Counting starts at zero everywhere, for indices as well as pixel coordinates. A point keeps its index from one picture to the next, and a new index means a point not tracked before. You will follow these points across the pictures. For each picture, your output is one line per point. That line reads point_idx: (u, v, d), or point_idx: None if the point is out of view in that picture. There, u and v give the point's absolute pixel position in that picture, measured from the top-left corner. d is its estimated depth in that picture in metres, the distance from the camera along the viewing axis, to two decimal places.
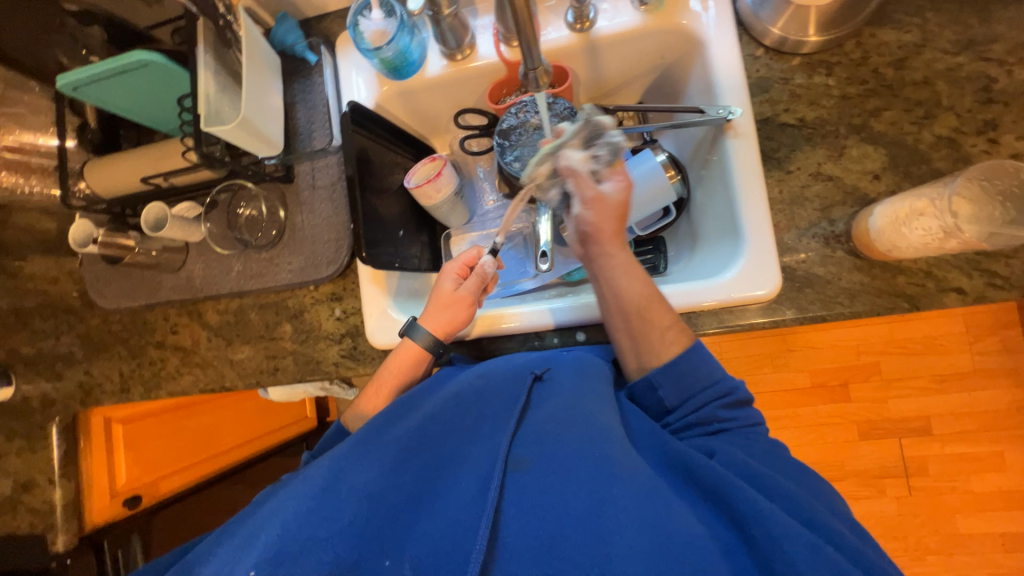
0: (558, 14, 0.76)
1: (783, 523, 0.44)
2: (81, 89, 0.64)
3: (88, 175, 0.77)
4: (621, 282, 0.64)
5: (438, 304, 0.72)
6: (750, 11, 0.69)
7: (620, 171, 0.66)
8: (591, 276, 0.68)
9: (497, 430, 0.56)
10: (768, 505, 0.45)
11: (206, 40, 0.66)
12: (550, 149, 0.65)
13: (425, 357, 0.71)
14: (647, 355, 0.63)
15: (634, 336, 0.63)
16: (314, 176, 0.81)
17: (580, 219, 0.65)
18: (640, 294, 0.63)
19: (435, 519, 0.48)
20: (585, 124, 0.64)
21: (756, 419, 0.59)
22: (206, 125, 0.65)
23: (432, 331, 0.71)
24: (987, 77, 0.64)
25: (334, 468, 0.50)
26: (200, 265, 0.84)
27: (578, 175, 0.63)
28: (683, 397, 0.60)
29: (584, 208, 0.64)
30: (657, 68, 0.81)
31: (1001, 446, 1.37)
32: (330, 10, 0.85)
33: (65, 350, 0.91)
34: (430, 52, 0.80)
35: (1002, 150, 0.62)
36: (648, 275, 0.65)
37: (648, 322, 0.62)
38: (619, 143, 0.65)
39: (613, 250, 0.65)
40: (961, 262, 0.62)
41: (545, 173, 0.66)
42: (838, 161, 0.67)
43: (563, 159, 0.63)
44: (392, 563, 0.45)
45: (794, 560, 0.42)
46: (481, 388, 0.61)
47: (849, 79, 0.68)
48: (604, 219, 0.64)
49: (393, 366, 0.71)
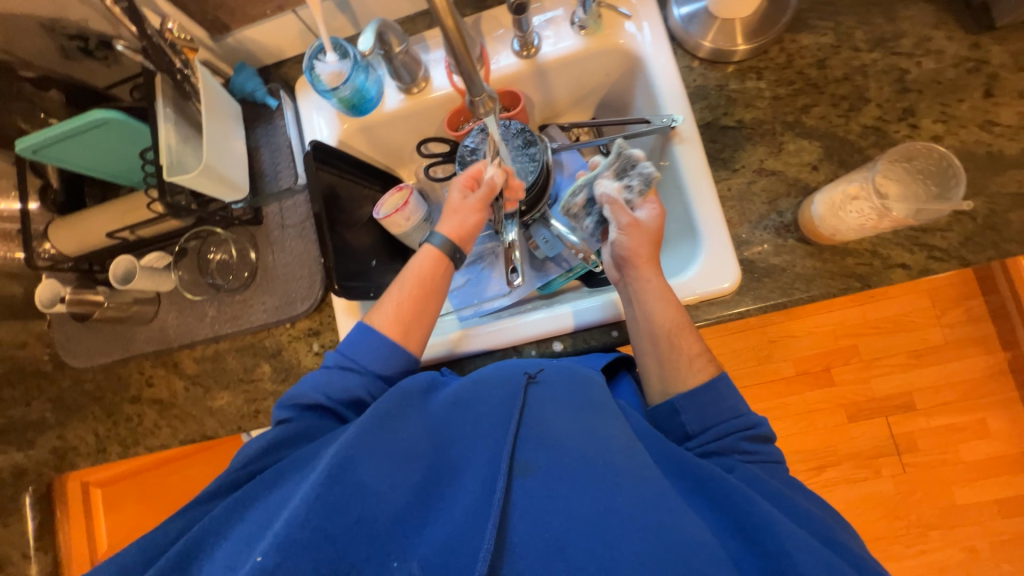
0: (505, 43, 0.80)
1: (796, 537, 0.46)
2: (41, 151, 0.65)
3: (54, 235, 0.77)
4: (653, 307, 0.66)
5: (455, 218, 0.73)
6: (679, 27, 0.75)
7: (654, 198, 0.71)
8: (626, 300, 0.71)
9: (498, 428, 0.55)
10: (779, 517, 0.48)
11: (165, 94, 0.68)
12: (588, 181, 0.75)
13: (447, 263, 0.71)
14: (673, 381, 0.64)
15: (663, 362, 0.65)
16: (282, 215, 0.83)
17: (618, 243, 0.69)
18: (672, 320, 0.65)
19: (441, 522, 0.48)
20: (618, 157, 0.72)
21: (776, 456, 0.60)
22: (168, 175, 0.66)
23: (450, 236, 0.72)
24: (900, 70, 0.70)
25: (341, 455, 0.48)
26: (173, 314, 0.84)
27: (614, 203, 0.69)
28: (705, 424, 0.61)
29: (620, 233, 0.69)
30: (604, 85, 0.86)
31: (983, 413, 1.41)
32: (287, 56, 0.88)
33: (36, 416, 0.88)
34: (386, 88, 0.84)
35: (923, 133, 0.68)
36: (679, 302, 0.67)
37: (678, 351, 0.65)
38: (651, 172, 0.69)
39: (650, 273, 0.67)
40: (902, 239, 0.66)
41: (581, 202, 0.75)
42: (778, 156, 0.71)
43: (598, 188, 0.72)
44: (400, 564, 0.44)
45: (800, 564, 0.44)
46: (479, 391, 0.60)
47: (778, 81, 0.73)
48: (640, 243, 0.68)
49: (416, 271, 0.70)
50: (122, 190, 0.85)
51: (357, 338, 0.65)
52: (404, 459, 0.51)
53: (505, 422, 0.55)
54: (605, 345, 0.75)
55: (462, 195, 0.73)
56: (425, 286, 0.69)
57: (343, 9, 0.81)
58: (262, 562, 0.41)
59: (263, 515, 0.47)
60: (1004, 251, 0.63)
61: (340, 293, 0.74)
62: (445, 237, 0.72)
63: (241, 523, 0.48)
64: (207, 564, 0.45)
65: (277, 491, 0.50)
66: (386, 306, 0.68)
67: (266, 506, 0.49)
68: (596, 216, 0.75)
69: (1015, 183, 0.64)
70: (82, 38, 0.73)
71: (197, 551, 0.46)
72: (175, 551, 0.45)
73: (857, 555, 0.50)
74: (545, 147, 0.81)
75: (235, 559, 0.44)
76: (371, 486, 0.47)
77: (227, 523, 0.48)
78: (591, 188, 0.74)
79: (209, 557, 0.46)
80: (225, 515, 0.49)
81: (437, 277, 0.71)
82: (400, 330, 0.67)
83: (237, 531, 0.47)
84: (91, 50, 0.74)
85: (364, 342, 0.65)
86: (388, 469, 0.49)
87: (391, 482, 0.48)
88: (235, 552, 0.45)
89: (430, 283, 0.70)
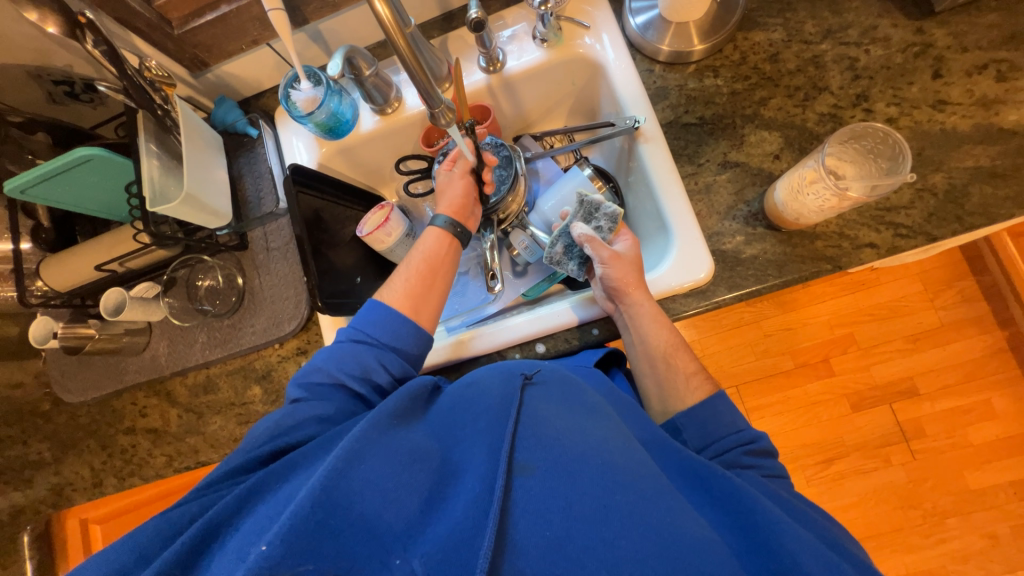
0: (471, 60, 0.83)
1: (801, 538, 0.47)
2: (29, 190, 0.66)
3: (44, 273, 0.79)
4: (648, 329, 0.68)
5: (446, 200, 0.78)
6: (636, 35, 0.78)
7: (625, 232, 0.75)
8: (622, 325, 0.71)
9: (496, 426, 0.54)
10: (783, 516, 0.48)
11: (147, 130, 0.72)
12: (562, 231, 0.76)
13: (454, 242, 0.77)
14: (673, 400, 0.67)
15: (662, 382, 0.68)
16: (267, 239, 0.85)
17: (605, 278, 0.70)
18: (667, 342, 0.68)
19: (442, 522, 0.48)
20: (581, 206, 0.76)
21: (779, 470, 0.60)
22: (152, 205, 0.69)
23: (451, 216, 0.78)
24: (850, 58, 0.73)
25: (346, 451, 0.48)
26: (164, 343, 0.85)
27: (593, 240, 0.71)
28: (707, 441, 0.61)
29: (604, 267, 0.70)
30: (570, 94, 0.89)
31: (988, 394, 1.40)
32: (266, 88, 0.93)
33: (35, 455, 0.88)
34: (361, 110, 0.87)
35: (877, 116, 0.70)
36: (671, 322, 0.70)
37: (675, 370, 0.68)
38: (616, 211, 0.74)
39: (642, 298, 0.68)
40: (867, 219, 0.67)
41: (562, 250, 0.75)
42: (740, 149, 0.73)
43: (575, 232, 0.73)
44: (401, 561, 0.45)
45: (804, 562, 0.45)
46: (475, 393, 0.61)
47: (734, 77, 0.76)
48: (627, 272, 0.69)
49: (426, 251, 0.75)
50: (111, 225, 0.87)
51: (371, 314, 0.68)
52: (406, 458, 0.51)
53: (503, 420, 0.54)
54: (587, 343, 0.76)
55: (448, 175, 0.80)
56: (434, 264, 0.74)
57: (316, 40, 0.85)
58: (266, 553, 0.41)
59: (272, 508, 0.47)
60: (968, 224, 0.64)
61: (325, 311, 0.74)
62: (446, 217, 0.77)
63: (251, 516, 0.48)
64: (218, 555, 0.45)
65: (285, 486, 0.50)
66: (396, 283, 0.72)
67: (274, 500, 0.49)
68: (578, 259, 0.75)
69: (971, 157, 0.66)
70: (68, 83, 0.77)
71: (213, 538, 0.46)
72: (194, 533, 0.45)
73: (859, 558, 0.50)
74: (517, 156, 0.83)
75: (243, 549, 0.44)
76: (374, 483, 0.47)
77: (239, 513, 0.48)
78: (567, 236, 0.75)
79: (222, 545, 0.46)
80: (238, 503, 0.48)
81: (444, 255, 0.76)
82: (414, 304, 0.70)
83: (249, 522, 0.47)
84: (77, 93, 0.78)
85: (376, 315, 0.67)
86: (390, 466, 0.49)
87: (393, 481, 0.48)
88: (242, 544, 0.44)
89: (439, 259, 0.75)
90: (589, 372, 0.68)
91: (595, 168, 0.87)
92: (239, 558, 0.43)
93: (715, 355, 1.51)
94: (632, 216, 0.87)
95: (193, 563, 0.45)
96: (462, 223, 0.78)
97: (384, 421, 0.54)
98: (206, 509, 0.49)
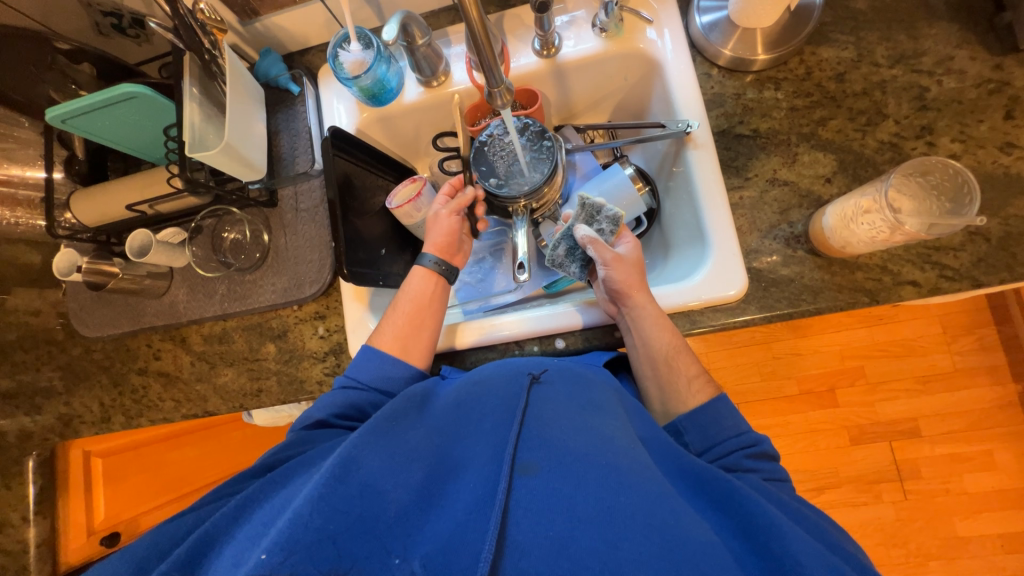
0: (526, 42, 0.81)
1: (801, 540, 0.46)
2: (70, 121, 0.66)
3: (75, 206, 0.79)
4: (649, 332, 0.67)
5: (433, 239, 0.78)
6: (700, 35, 0.75)
7: (626, 232, 0.75)
8: (625, 329, 0.70)
9: (500, 427, 0.55)
10: (783, 520, 0.48)
11: (192, 74, 0.70)
12: (565, 233, 0.73)
13: (441, 280, 0.76)
14: (673, 401, 0.66)
15: (663, 386, 0.67)
16: (297, 200, 0.84)
17: (607, 279, 0.68)
18: (668, 344, 0.66)
19: (442, 520, 0.48)
20: (581, 210, 0.73)
21: (779, 474, 0.60)
22: (190, 151, 0.68)
23: (437, 254, 0.77)
24: (920, 87, 0.70)
25: (344, 455, 0.48)
26: (184, 290, 0.85)
27: (596, 241, 0.69)
28: (707, 444, 0.61)
29: (606, 269, 0.68)
30: (620, 90, 0.87)
31: (991, 445, 1.38)
32: (312, 44, 0.90)
33: (46, 383, 0.90)
34: (407, 79, 0.85)
35: (940, 151, 0.67)
36: (672, 324, 0.68)
37: (676, 372, 0.66)
38: (617, 214, 0.73)
39: (645, 300, 0.67)
40: (913, 255, 0.65)
41: (563, 253, 0.73)
42: (792, 167, 0.71)
43: (576, 233, 0.71)
44: (401, 562, 0.45)
45: (805, 567, 0.44)
46: (479, 391, 0.61)
47: (795, 92, 0.73)
48: (628, 274, 0.68)
49: (413, 292, 0.74)
50: (143, 165, 0.87)
51: (361, 358, 0.69)
52: (406, 458, 0.51)
53: (508, 423, 0.55)
54: (604, 343, 0.75)
55: (434, 214, 0.79)
56: (422, 304, 0.73)
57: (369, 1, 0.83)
58: (265, 560, 0.41)
59: (268, 514, 0.48)
60: (1018, 273, 0.62)
61: (348, 278, 0.74)
62: (433, 256, 0.76)
63: (248, 523, 0.48)
64: (215, 562, 0.45)
65: (280, 495, 0.50)
66: (384, 326, 0.72)
67: (269, 508, 0.49)
68: (581, 261, 0.74)
69: None
70: (116, 16, 0.76)
71: (209, 545, 0.47)
72: (188, 545, 0.46)
73: (859, 560, 0.50)
74: (558, 147, 0.80)
75: (239, 556, 0.44)
76: (374, 483, 0.48)
77: (237, 523, 0.48)
78: (570, 237, 0.73)
79: (217, 556, 0.46)
80: (234, 513, 0.49)
81: (432, 294, 0.74)
82: (402, 345, 0.70)
83: (245, 529, 0.47)
84: (124, 27, 0.78)
85: (366, 361, 0.68)
86: (389, 468, 0.49)
87: (393, 483, 0.49)
88: (239, 550, 0.45)
89: (425, 300, 0.73)
90: (597, 369, 0.67)
91: (636, 168, 0.85)
92: (237, 565, 0.43)
93: (721, 370, 1.50)
94: (666, 221, 0.85)
95: (193, 566, 0.45)
96: (447, 260, 0.77)
97: (383, 423, 0.54)
98: (205, 520, 0.50)
